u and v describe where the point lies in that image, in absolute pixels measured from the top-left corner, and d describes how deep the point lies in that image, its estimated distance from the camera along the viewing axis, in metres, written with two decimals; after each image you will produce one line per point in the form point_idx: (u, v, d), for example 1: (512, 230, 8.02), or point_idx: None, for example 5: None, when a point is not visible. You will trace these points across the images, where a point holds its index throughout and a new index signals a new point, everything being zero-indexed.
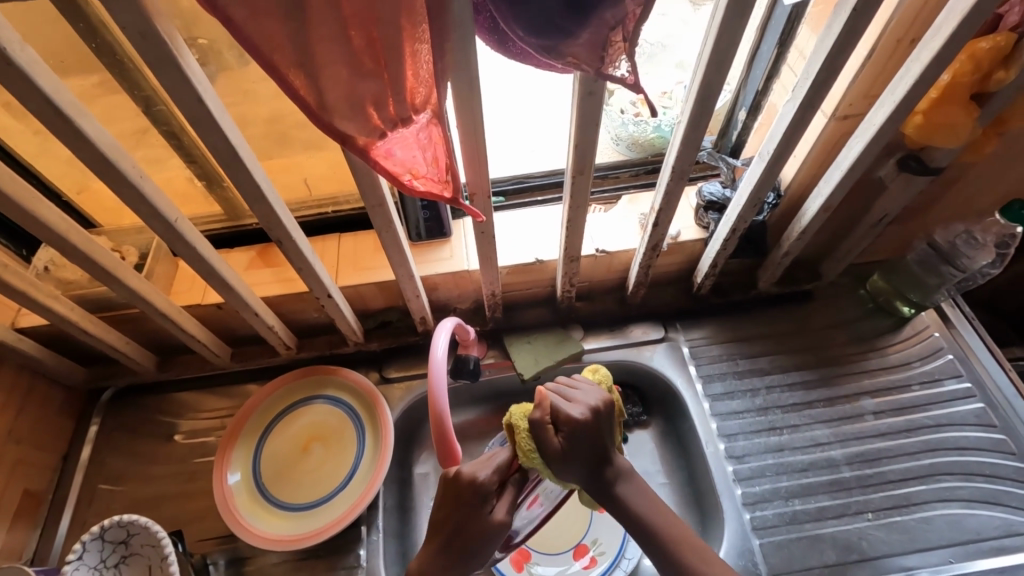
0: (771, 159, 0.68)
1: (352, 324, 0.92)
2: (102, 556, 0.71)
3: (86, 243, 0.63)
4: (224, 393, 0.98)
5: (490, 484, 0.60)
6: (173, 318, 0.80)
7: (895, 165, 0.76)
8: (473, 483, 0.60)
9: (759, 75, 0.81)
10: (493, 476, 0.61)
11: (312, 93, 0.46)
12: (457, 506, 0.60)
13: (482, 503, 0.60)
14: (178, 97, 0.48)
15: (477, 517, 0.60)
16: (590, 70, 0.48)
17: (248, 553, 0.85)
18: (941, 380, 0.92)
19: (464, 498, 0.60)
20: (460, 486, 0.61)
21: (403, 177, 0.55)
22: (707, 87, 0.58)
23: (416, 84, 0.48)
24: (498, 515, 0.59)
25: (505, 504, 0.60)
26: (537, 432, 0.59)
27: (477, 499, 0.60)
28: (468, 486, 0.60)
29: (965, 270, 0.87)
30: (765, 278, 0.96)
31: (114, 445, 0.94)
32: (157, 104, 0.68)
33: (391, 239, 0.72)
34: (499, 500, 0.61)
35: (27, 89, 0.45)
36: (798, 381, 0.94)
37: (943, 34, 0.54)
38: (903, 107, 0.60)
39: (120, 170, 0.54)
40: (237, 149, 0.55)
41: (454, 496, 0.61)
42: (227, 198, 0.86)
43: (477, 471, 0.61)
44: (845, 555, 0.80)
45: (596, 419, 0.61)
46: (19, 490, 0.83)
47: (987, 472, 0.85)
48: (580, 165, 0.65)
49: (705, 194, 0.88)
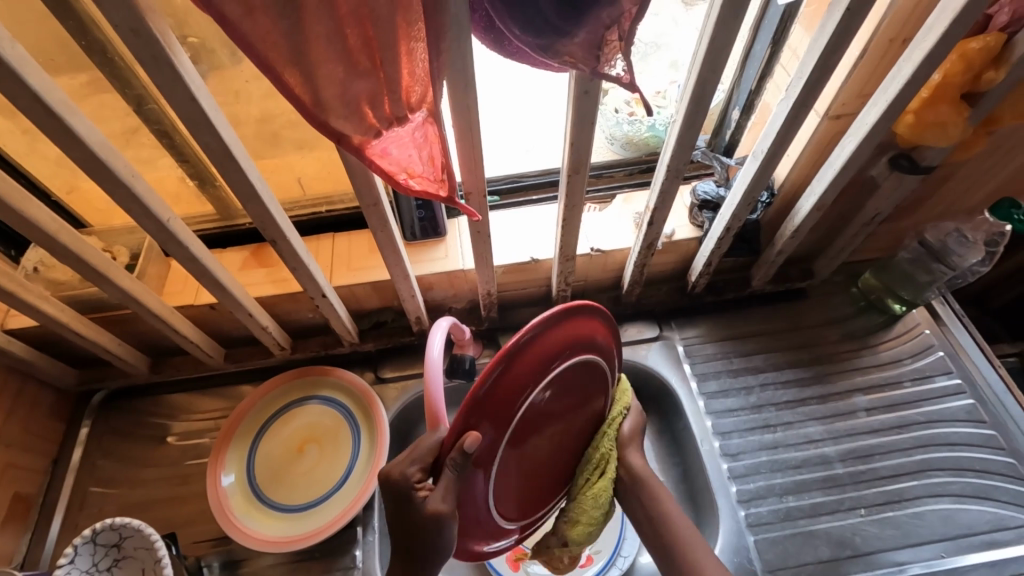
0: (765, 158, 0.68)
1: (347, 324, 0.91)
2: (94, 560, 0.70)
3: (76, 243, 0.62)
4: (217, 394, 0.97)
5: (409, 480, 0.58)
6: (166, 318, 0.79)
7: (887, 164, 0.76)
8: (390, 479, 0.59)
9: (752, 74, 0.82)
10: (415, 469, 0.58)
11: (306, 90, 0.45)
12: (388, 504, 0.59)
13: (407, 500, 0.57)
14: (171, 96, 0.48)
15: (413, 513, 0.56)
16: (586, 69, 0.48)
17: (243, 555, 0.84)
18: (932, 376, 0.93)
19: (394, 496, 0.59)
20: (386, 485, 0.59)
21: (399, 176, 0.54)
22: (701, 86, 0.58)
23: (412, 82, 0.49)
24: (430, 507, 0.54)
25: (437, 494, 0.55)
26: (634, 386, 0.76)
27: (398, 495, 0.58)
28: (389, 482, 0.59)
29: (954, 268, 0.88)
30: (758, 277, 0.96)
31: (106, 447, 0.93)
32: (148, 103, 0.67)
33: (386, 238, 0.71)
34: (425, 492, 0.57)
35: (17, 87, 0.44)
36: (791, 378, 0.95)
37: (935, 34, 0.54)
38: (895, 106, 0.61)
39: (111, 169, 0.53)
40: (231, 148, 0.54)
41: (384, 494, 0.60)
42: (220, 197, 0.86)
43: (400, 467, 0.59)
44: (838, 551, 0.81)
45: None
46: (9, 494, 0.82)
47: (977, 468, 0.86)
48: (576, 164, 0.65)
49: (700, 192, 0.89)
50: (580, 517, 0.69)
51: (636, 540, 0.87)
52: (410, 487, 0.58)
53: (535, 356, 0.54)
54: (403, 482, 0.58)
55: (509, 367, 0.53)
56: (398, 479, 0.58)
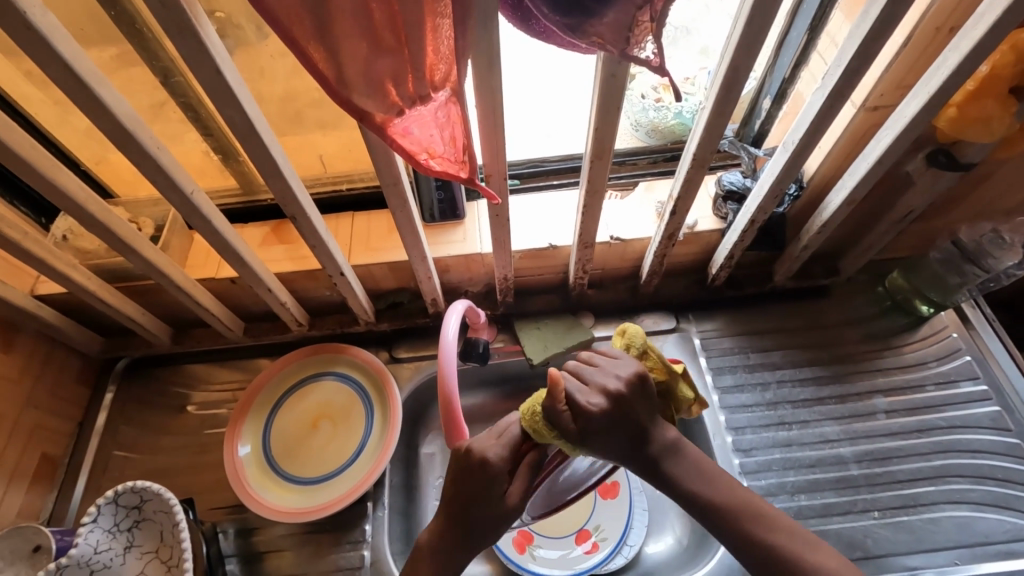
0: (796, 149, 0.66)
1: (364, 303, 0.92)
2: (116, 520, 0.72)
3: (103, 213, 0.63)
4: (236, 367, 0.99)
5: (501, 466, 0.60)
6: (188, 290, 0.81)
7: (923, 160, 0.74)
8: (485, 465, 0.60)
9: (787, 62, 0.79)
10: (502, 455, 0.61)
11: (330, 66, 0.45)
12: (466, 483, 0.60)
13: (493, 486, 0.60)
14: (196, 69, 0.48)
15: (491, 498, 0.59)
16: (615, 51, 0.47)
17: (257, 523, 0.86)
18: (957, 381, 0.91)
19: (476, 482, 0.60)
20: (471, 468, 0.60)
21: (420, 156, 0.54)
22: (733, 72, 0.56)
23: (437, 60, 0.47)
24: (513, 497, 0.59)
25: (520, 486, 0.60)
26: (552, 417, 0.58)
27: (486, 479, 0.60)
28: (480, 468, 0.60)
29: (989, 270, 0.84)
30: (781, 271, 0.94)
31: (129, 413, 0.95)
32: (175, 76, 0.67)
33: (405, 219, 0.71)
34: (511, 482, 0.60)
35: (47, 55, 0.44)
36: (809, 376, 0.93)
37: (986, 23, 0.51)
38: (938, 99, 0.58)
39: (137, 140, 0.54)
40: (254, 123, 0.54)
41: (467, 481, 0.60)
42: (243, 172, 0.86)
43: (487, 449, 0.61)
44: (848, 552, 0.80)
45: (616, 402, 0.60)
46: (37, 454, 0.85)
47: (998, 476, 0.84)
48: (599, 150, 0.64)
49: (725, 183, 0.87)
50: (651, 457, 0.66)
51: (642, 529, 0.88)
52: (502, 473, 0.60)
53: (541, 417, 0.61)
54: (497, 465, 0.60)
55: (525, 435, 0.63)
56: (496, 464, 0.60)
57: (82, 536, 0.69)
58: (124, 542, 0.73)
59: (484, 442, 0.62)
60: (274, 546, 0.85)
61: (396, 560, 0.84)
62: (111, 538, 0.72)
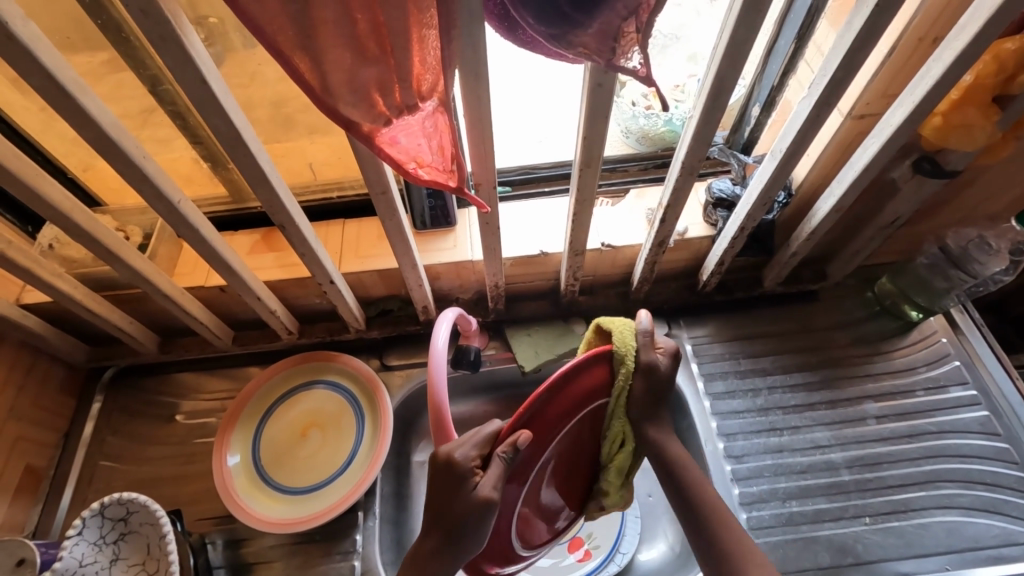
0: (784, 157, 0.66)
1: (354, 311, 0.91)
2: (101, 533, 0.71)
3: (88, 222, 0.63)
4: (225, 375, 0.99)
5: (467, 463, 0.59)
6: (176, 299, 0.80)
7: (910, 166, 0.74)
8: (449, 464, 0.60)
9: (774, 70, 0.79)
10: (471, 453, 0.60)
11: (316, 76, 0.45)
12: (436, 482, 0.61)
13: (462, 483, 0.59)
14: (182, 79, 0.48)
15: (462, 497, 0.58)
16: (601, 61, 0.47)
17: (246, 534, 0.85)
18: (946, 386, 0.91)
19: (444, 478, 0.60)
20: (439, 467, 0.61)
21: (408, 166, 0.53)
22: (719, 82, 0.56)
23: (423, 70, 0.48)
24: (482, 491, 0.57)
25: (490, 479, 0.58)
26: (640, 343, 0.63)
27: (453, 476, 0.60)
28: (446, 468, 0.60)
29: (976, 276, 0.85)
30: (772, 277, 0.94)
31: (116, 423, 0.94)
32: (163, 84, 0.67)
33: (395, 227, 0.71)
34: (482, 477, 0.59)
35: (29, 65, 0.44)
36: (800, 382, 0.93)
37: (968, 33, 0.52)
38: (923, 107, 0.59)
39: (122, 149, 0.53)
40: (241, 132, 0.54)
41: (437, 481, 0.61)
42: (231, 179, 0.86)
43: (454, 449, 0.61)
44: (839, 558, 0.80)
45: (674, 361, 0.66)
46: (21, 465, 0.84)
47: (987, 481, 0.84)
48: (588, 158, 0.64)
49: (714, 190, 0.87)
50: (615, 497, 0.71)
51: (635, 537, 0.87)
52: (470, 470, 0.59)
53: (543, 409, 0.58)
54: (463, 463, 0.60)
55: (526, 425, 0.58)
56: (459, 461, 0.59)
57: (66, 549, 0.68)
58: (110, 554, 0.72)
59: (453, 442, 0.62)
60: (263, 557, 0.84)
61: (387, 569, 0.83)
62: (96, 551, 0.71)
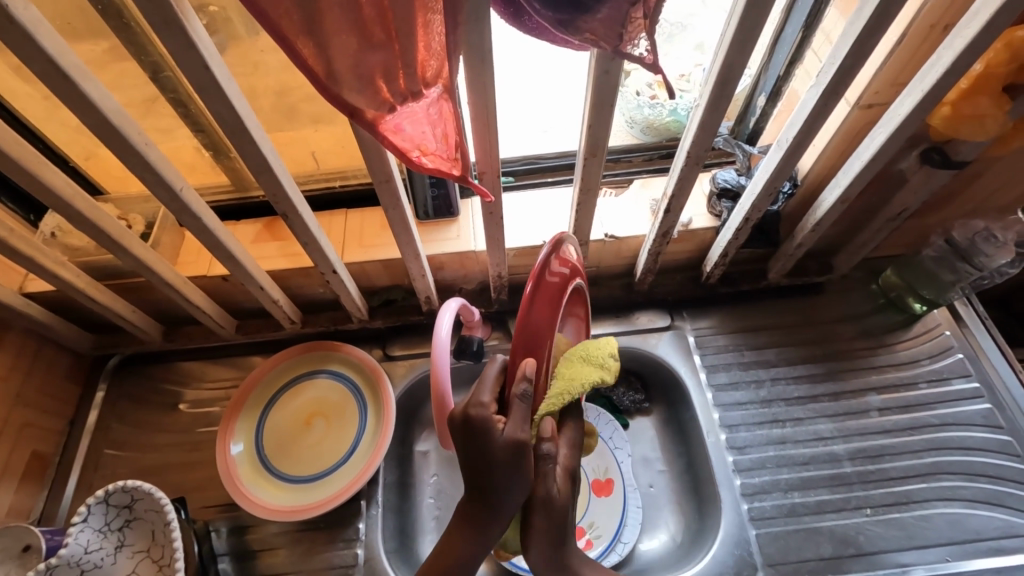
0: (790, 147, 0.66)
1: (357, 301, 0.91)
2: (106, 519, 0.72)
3: (91, 209, 0.63)
4: (228, 364, 0.99)
5: (487, 412, 0.56)
6: (179, 288, 0.80)
7: (917, 157, 0.74)
8: (468, 420, 0.57)
9: (782, 59, 0.79)
10: (488, 401, 0.58)
11: (320, 61, 0.44)
12: (461, 443, 0.58)
13: (487, 433, 0.56)
14: (184, 64, 0.47)
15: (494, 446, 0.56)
16: (608, 48, 0.46)
17: (249, 522, 0.86)
18: (950, 379, 0.91)
19: (469, 434, 0.57)
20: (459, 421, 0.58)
21: (411, 154, 0.54)
22: (727, 70, 0.55)
23: (428, 56, 0.47)
24: (513, 434, 0.55)
25: (517, 420, 0.56)
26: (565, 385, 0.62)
27: (478, 431, 0.56)
28: (465, 425, 0.57)
29: (981, 268, 0.84)
30: (776, 269, 0.94)
31: (120, 411, 0.95)
32: (164, 71, 0.66)
33: (398, 216, 0.71)
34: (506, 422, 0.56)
35: (31, 49, 0.43)
36: (803, 374, 0.93)
37: (980, 21, 0.51)
38: (932, 97, 0.58)
39: (125, 137, 0.53)
40: (244, 120, 0.54)
41: (461, 441, 0.58)
42: (234, 168, 0.85)
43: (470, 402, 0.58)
44: (841, 549, 0.80)
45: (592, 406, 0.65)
46: (26, 454, 0.85)
47: (989, 473, 0.84)
48: (593, 147, 0.63)
49: (719, 180, 0.87)
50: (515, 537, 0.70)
51: (637, 527, 0.87)
52: (491, 420, 0.56)
53: (532, 331, 0.58)
54: (481, 415, 0.56)
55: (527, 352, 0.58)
56: (476, 414, 0.56)
57: (72, 536, 0.69)
58: (116, 541, 0.73)
59: (462, 400, 0.59)
60: (267, 545, 0.84)
61: (391, 557, 0.83)
62: (102, 537, 0.72)
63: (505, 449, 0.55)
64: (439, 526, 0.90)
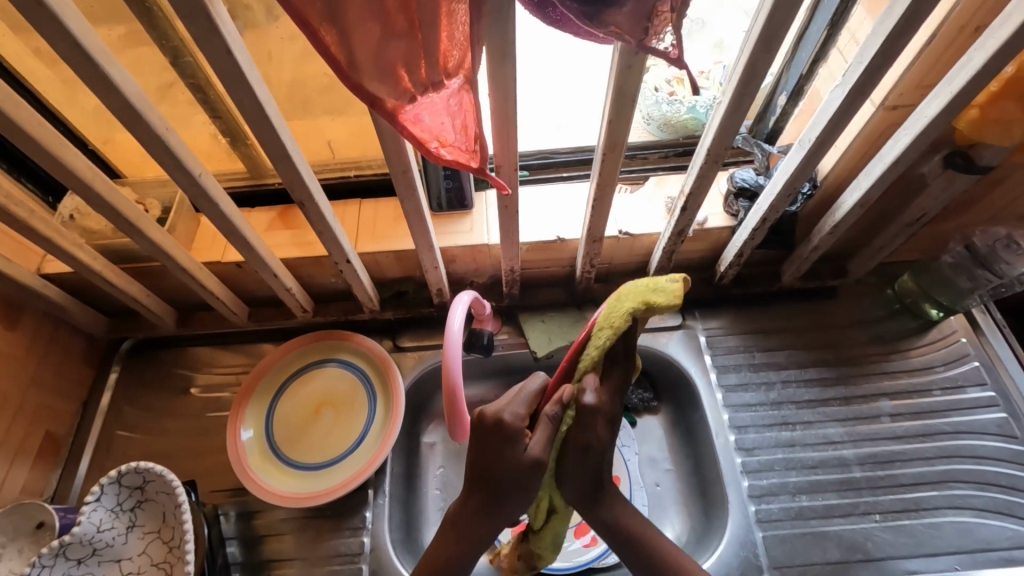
0: (812, 148, 0.65)
1: (369, 291, 0.92)
2: (118, 500, 0.72)
3: (110, 192, 0.63)
4: (239, 351, 1.00)
5: (518, 423, 0.59)
6: (194, 274, 0.81)
7: (940, 161, 0.72)
8: (499, 424, 0.59)
9: (805, 57, 0.78)
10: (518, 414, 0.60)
11: (343, 50, 0.44)
12: (480, 444, 0.61)
13: (511, 442, 0.59)
14: (207, 49, 0.47)
15: (510, 455, 0.59)
16: (634, 41, 0.45)
17: (258, 507, 0.87)
18: (964, 387, 0.90)
19: (491, 440, 0.60)
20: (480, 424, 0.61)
21: (430, 144, 0.53)
22: (752, 67, 0.54)
23: (450, 47, 0.47)
24: (533, 451, 0.58)
25: (541, 440, 0.58)
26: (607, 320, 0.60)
27: (505, 437, 0.59)
28: (495, 427, 0.59)
29: (1002, 276, 0.83)
30: (790, 271, 0.93)
31: (133, 393, 0.96)
32: (184, 56, 0.67)
33: (413, 207, 0.70)
34: (532, 438, 0.59)
35: (56, 30, 0.43)
36: (814, 377, 0.93)
37: (1013, 23, 0.50)
38: (960, 100, 0.57)
39: (146, 121, 0.53)
40: (264, 107, 0.54)
41: (484, 442, 0.60)
42: (250, 155, 0.86)
43: (500, 411, 0.60)
44: (848, 554, 0.80)
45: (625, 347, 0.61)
46: (41, 433, 0.86)
47: (1002, 483, 0.83)
48: (612, 143, 0.63)
49: (737, 179, 0.85)
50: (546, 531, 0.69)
51: None
52: (520, 431, 0.59)
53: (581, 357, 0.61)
54: (513, 425, 0.59)
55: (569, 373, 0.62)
56: (508, 423, 0.59)
57: (85, 515, 0.70)
58: (127, 521, 0.73)
59: (498, 404, 0.61)
60: (274, 531, 0.85)
61: (396, 547, 0.84)
62: (113, 517, 0.72)
63: (524, 461, 0.58)
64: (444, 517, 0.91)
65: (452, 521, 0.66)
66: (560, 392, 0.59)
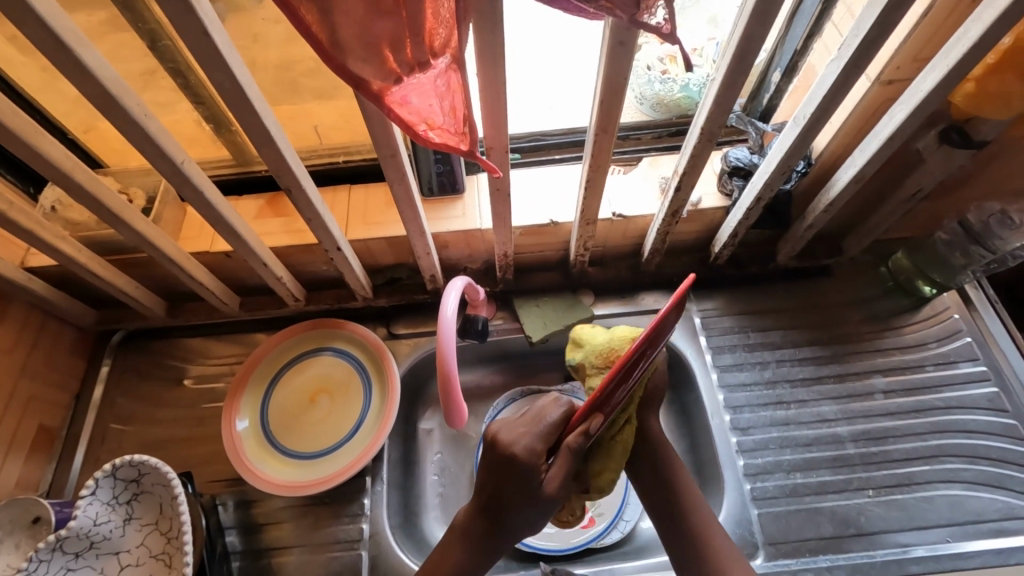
0: (807, 124, 0.64)
1: (361, 279, 0.91)
2: (114, 493, 0.72)
3: (91, 182, 0.61)
4: (232, 340, 0.99)
5: (534, 458, 0.62)
6: (182, 264, 0.79)
7: (936, 137, 0.72)
8: (513, 456, 0.63)
9: (799, 32, 0.76)
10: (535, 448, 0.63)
11: (324, 28, 0.43)
12: (495, 471, 0.64)
13: (529, 473, 0.62)
14: (183, 30, 0.45)
15: (522, 487, 0.62)
16: (624, 17, 0.44)
17: (256, 496, 0.87)
18: (956, 362, 0.90)
19: (506, 471, 0.63)
20: (495, 453, 0.64)
21: (418, 127, 0.51)
22: (746, 42, 0.53)
23: (436, 24, 0.46)
24: (550, 487, 0.61)
25: (557, 476, 0.61)
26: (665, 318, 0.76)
27: (519, 468, 0.62)
28: (509, 459, 0.63)
29: (995, 252, 0.82)
30: (785, 251, 0.93)
31: (126, 386, 0.95)
32: (162, 39, 0.65)
33: (403, 191, 0.69)
34: (549, 471, 0.62)
35: (24, 12, 0.42)
36: (809, 356, 0.93)
37: None
38: (957, 73, 0.56)
39: (124, 107, 0.52)
40: (246, 91, 0.52)
41: (497, 469, 0.64)
42: (235, 141, 0.84)
43: (516, 441, 0.64)
44: (842, 529, 0.81)
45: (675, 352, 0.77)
46: (33, 427, 0.85)
47: (993, 456, 0.84)
48: (605, 123, 0.62)
49: (731, 158, 0.84)
50: (618, 439, 0.67)
51: (639, 505, 0.88)
52: (536, 465, 0.62)
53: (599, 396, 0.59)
54: (528, 458, 0.62)
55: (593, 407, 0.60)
56: (526, 456, 0.62)
57: (80, 508, 0.70)
58: (123, 514, 0.73)
59: (512, 436, 0.64)
60: (274, 520, 0.85)
61: (395, 532, 0.84)
62: (110, 510, 0.72)
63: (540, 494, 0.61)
64: (443, 502, 0.91)
65: (459, 530, 0.68)
66: (586, 424, 0.60)
